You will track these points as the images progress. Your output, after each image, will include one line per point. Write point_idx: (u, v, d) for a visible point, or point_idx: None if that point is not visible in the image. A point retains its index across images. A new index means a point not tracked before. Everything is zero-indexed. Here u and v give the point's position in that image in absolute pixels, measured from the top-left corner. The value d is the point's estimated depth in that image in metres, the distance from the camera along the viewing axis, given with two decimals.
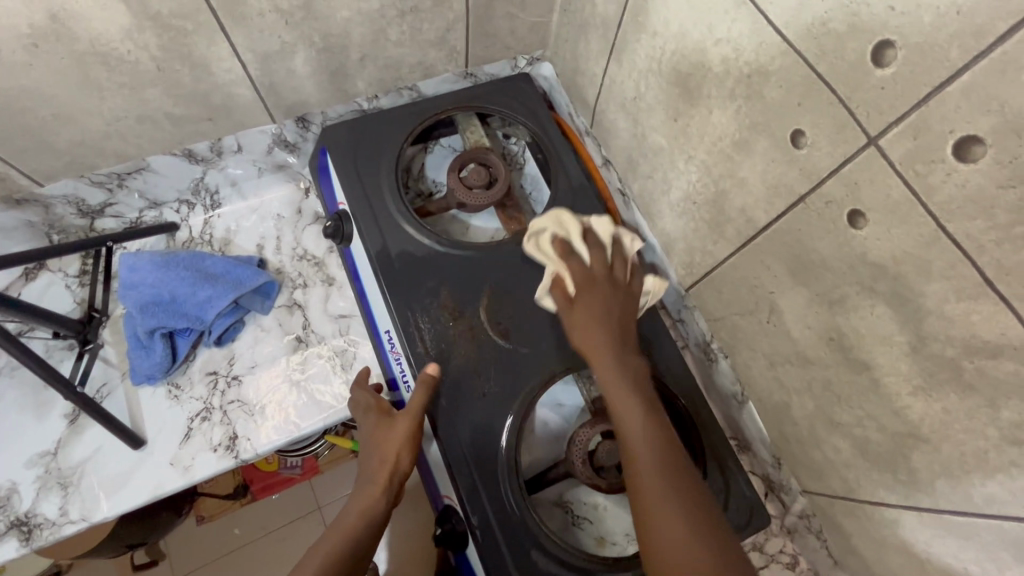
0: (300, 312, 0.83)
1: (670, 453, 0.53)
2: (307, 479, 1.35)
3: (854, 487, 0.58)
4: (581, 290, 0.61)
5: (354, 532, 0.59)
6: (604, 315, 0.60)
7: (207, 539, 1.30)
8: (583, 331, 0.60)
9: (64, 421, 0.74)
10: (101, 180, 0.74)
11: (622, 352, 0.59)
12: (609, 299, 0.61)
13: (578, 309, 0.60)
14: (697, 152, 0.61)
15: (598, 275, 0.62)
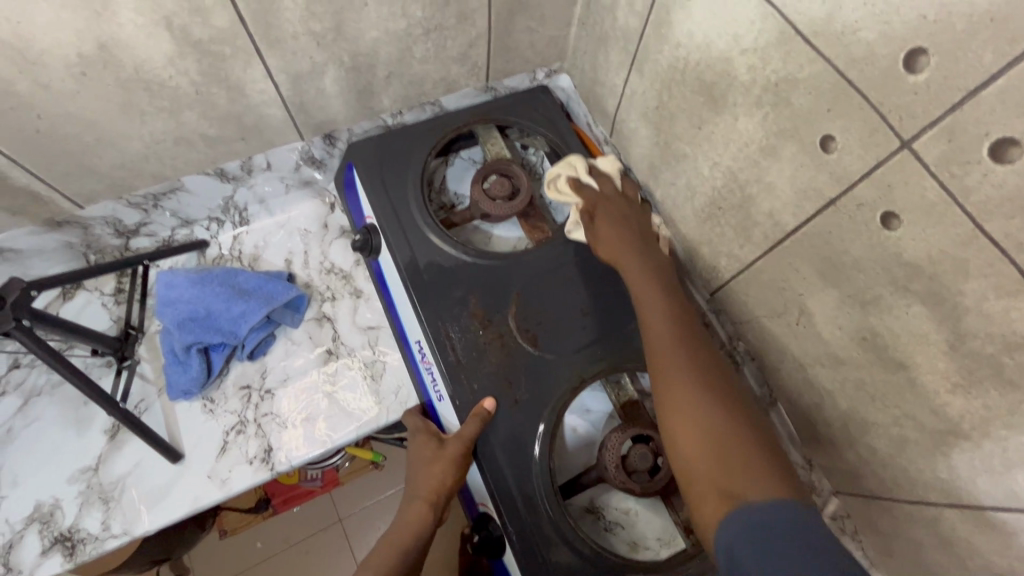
0: (329, 325, 0.85)
1: (678, 308, 0.60)
2: (329, 491, 1.36)
3: (890, 485, 0.59)
4: (598, 206, 0.71)
5: (403, 550, 0.61)
6: (620, 220, 0.69)
7: (229, 553, 1.31)
8: (601, 235, 0.68)
9: (104, 436, 0.75)
10: (137, 201, 0.76)
11: (646, 258, 0.65)
12: (620, 211, 0.71)
13: (598, 220, 0.70)
14: (722, 158, 0.62)
15: (613, 195, 0.73)
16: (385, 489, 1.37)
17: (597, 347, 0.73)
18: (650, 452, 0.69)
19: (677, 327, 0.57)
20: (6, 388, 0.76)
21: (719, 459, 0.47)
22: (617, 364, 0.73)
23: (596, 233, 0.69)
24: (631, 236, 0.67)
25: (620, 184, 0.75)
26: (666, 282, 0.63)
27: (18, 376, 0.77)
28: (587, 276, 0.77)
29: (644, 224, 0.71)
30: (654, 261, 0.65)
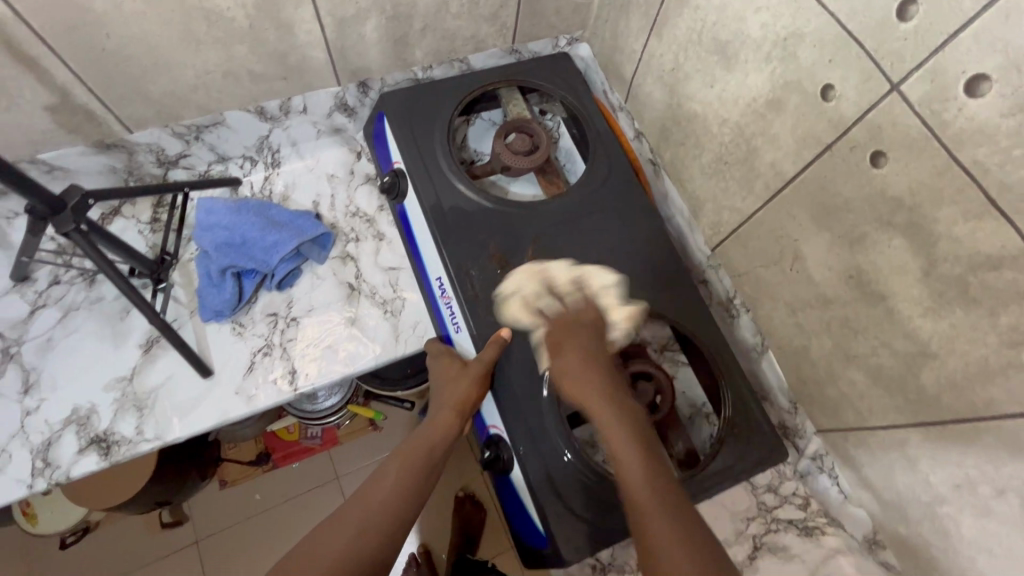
0: (352, 263, 0.90)
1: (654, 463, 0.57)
2: (328, 451, 1.41)
3: (867, 415, 0.65)
4: (563, 335, 0.68)
5: (431, 446, 0.66)
6: (593, 363, 0.65)
7: (229, 502, 1.35)
8: (572, 379, 0.64)
9: (139, 350, 0.80)
10: (181, 131, 0.81)
11: (618, 402, 0.62)
12: (586, 352, 0.66)
13: (569, 351, 0.66)
14: (730, 115, 0.68)
15: (575, 324, 0.69)
16: (382, 450, 1.42)
17: None
18: (651, 388, 0.75)
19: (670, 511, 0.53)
20: (47, 302, 0.82)
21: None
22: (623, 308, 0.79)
23: (561, 366, 0.65)
24: (580, 378, 0.64)
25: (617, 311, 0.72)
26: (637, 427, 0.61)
27: (58, 292, 0.82)
28: (599, 228, 0.83)
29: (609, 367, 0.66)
30: (617, 401, 0.62)
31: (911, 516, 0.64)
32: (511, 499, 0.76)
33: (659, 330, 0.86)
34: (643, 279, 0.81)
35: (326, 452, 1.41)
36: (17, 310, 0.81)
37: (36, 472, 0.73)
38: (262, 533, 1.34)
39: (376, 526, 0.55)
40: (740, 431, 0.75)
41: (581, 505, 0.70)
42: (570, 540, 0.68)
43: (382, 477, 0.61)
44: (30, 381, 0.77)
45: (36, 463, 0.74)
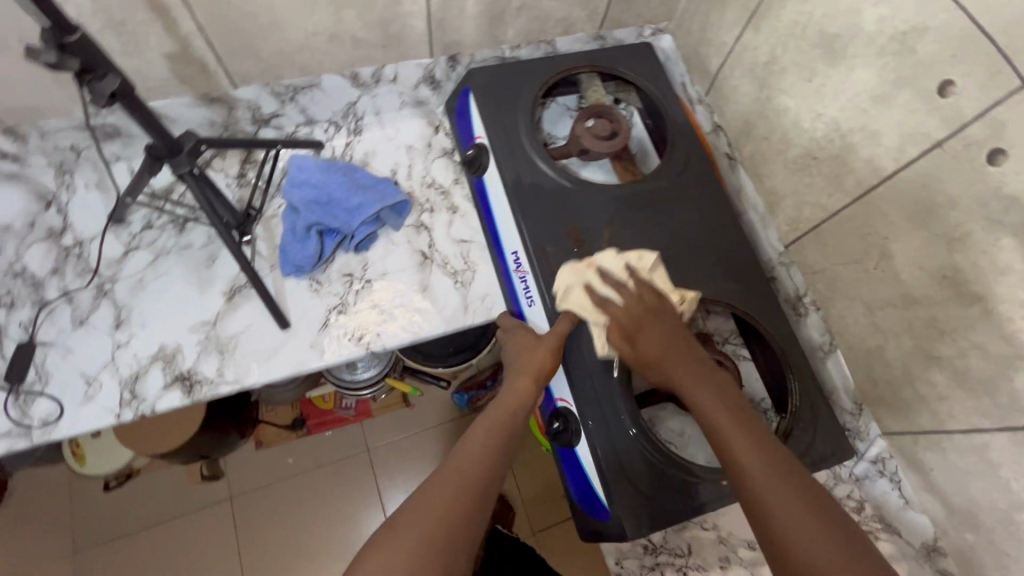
0: (426, 233, 0.92)
1: (753, 429, 0.55)
2: (361, 422, 1.43)
3: (944, 418, 0.65)
4: (631, 321, 0.66)
5: (514, 409, 0.65)
6: (665, 338, 0.64)
7: (263, 463, 1.38)
8: (650, 353, 0.63)
9: (222, 297, 0.84)
10: (280, 91, 0.85)
11: (696, 365, 0.62)
12: (659, 322, 0.65)
13: (636, 333, 0.65)
14: (826, 110, 0.69)
15: (642, 308, 0.67)
16: (413, 427, 1.44)
17: (676, 278, 0.80)
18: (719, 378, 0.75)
19: (780, 472, 0.51)
20: (139, 245, 0.85)
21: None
22: (693, 296, 0.80)
23: (636, 348, 0.64)
24: (658, 346, 0.63)
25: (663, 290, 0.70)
26: (727, 396, 0.59)
27: (149, 236, 0.86)
28: (674, 217, 0.84)
29: (683, 329, 0.66)
30: (694, 361, 0.62)
31: (983, 523, 0.64)
32: (574, 470, 0.78)
33: (723, 323, 0.87)
34: (714, 270, 0.82)
35: (359, 423, 1.43)
36: (112, 249, 0.85)
37: (124, 402, 0.77)
38: (292, 495, 1.37)
39: (468, 487, 0.54)
40: (803, 425, 0.75)
41: (646, 482, 0.71)
42: (633, 514, 0.70)
43: (469, 441, 0.60)
44: (121, 318, 0.81)
45: (124, 393, 0.78)
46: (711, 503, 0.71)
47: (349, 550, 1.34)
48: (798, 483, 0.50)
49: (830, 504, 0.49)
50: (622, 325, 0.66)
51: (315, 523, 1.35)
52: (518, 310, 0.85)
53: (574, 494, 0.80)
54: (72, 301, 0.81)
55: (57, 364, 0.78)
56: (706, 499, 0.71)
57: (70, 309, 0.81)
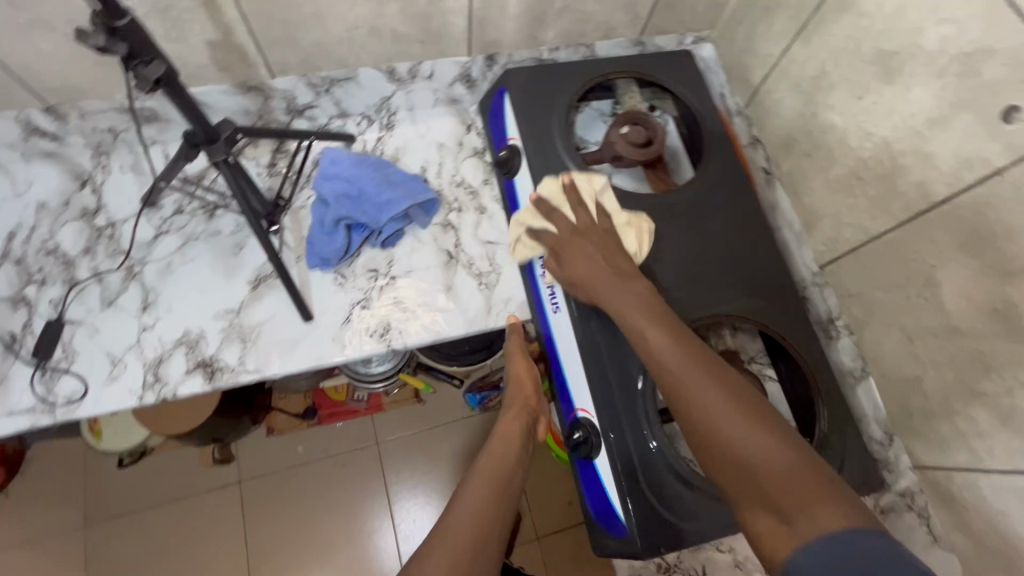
0: (453, 232, 0.91)
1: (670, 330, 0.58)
2: (372, 415, 1.43)
3: (982, 457, 0.62)
4: (565, 248, 0.72)
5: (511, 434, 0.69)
6: (591, 258, 0.69)
7: (273, 450, 1.39)
8: (577, 274, 0.69)
9: (248, 286, 0.84)
10: (316, 82, 0.85)
11: (619, 279, 0.66)
12: (584, 242, 0.71)
13: (569, 257, 0.71)
14: (877, 129, 0.67)
15: (578, 232, 0.73)
16: (422, 424, 1.43)
17: (706, 293, 0.79)
18: None
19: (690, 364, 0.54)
20: (168, 229, 0.86)
21: (769, 512, 0.45)
22: (722, 312, 0.78)
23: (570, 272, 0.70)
24: (586, 270, 0.68)
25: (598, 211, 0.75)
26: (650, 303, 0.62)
27: (180, 221, 0.87)
28: (707, 230, 0.82)
29: (610, 245, 0.71)
30: (621, 276, 0.66)
31: (1017, 568, 0.62)
32: (593, 484, 0.76)
33: (751, 341, 0.85)
34: (745, 287, 0.80)
35: (370, 416, 1.43)
36: (144, 231, 0.85)
37: (147, 385, 0.78)
38: (299, 484, 1.37)
39: (470, 540, 0.53)
40: (831, 452, 0.73)
41: (668, 501, 0.69)
42: (653, 534, 0.68)
43: (461, 495, 0.59)
44: (149, 301, 0.82)
45: (147, 376, 0.78)
46: (732, 527, 0.69)
47: (353, 543, 1.34)
48: (724, 379, 0.53)
49: (753, 393, 0.52)
50: (555, 250, 0.73)
51: (321, 514, 1.35)
52: (543, 317, 0.84)
53: (591, 510, 0.78)
54: (102, 281, 0.82)
55: (84, 343, 0.79)
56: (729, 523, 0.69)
57: (99, 289, 0.82)
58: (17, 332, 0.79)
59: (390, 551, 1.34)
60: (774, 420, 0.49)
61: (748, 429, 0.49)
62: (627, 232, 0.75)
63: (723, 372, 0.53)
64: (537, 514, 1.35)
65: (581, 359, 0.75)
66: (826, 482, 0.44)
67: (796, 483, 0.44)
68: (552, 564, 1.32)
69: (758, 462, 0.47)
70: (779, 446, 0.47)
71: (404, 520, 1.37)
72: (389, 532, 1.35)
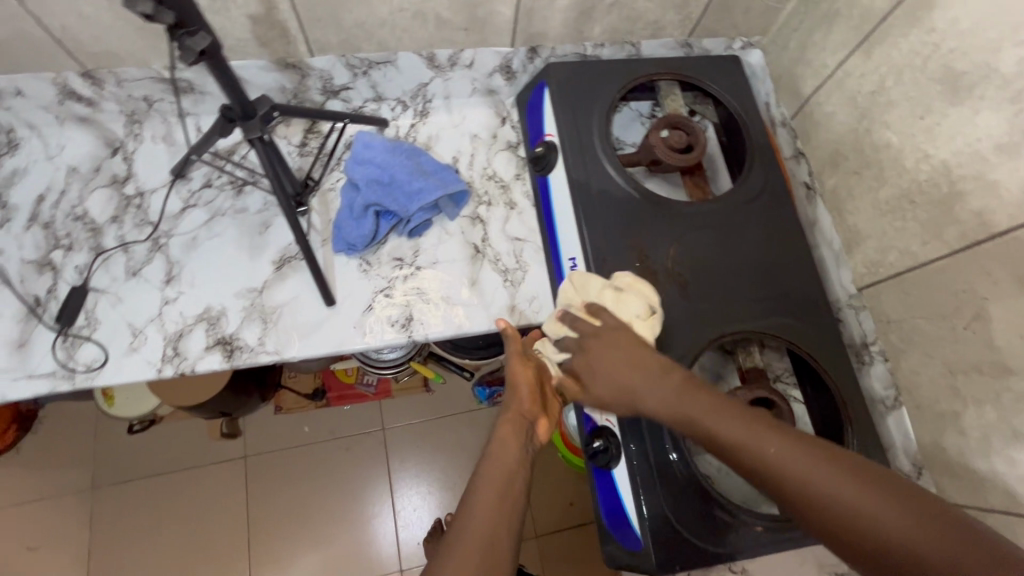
0: (481, 226, 0.90)
1: (718, 406, 0.53)
2: (380, 401, 1.42)
3: (1020, 500, 0.60)
4: (581, 368, 0.61)
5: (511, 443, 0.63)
6: (615, 365, 0.59)
7: (281, 428, 1.39)
8: (610, 394, 0.59)
9: (271, 266, 0.83)
10: (354, 64, 0.83)
11: (646, 370, 0.58)
12: (597, 356, 0.61)
13: (590, 373, 0.60)
14: (936, 152, 0.64)
15: (587, 344, 0.62)
16: (430, 414, 1.43)
17: (738, 307, 0.76)
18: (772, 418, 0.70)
19: (760, 439, 0.49)
20: (196, 203, 0.85)
21: None
22: (754, 328, 0.76)
23: (597, 391, 0.60)
24: (615, 380, 0.59)
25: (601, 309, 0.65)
26: (679, 380, 0.56)
27: (208, 195, 0.86)
28: (744, 242, 0.80)
29: (623, 342, 0.60)
30: (651, 371, 0.58)
31: None
32: (608, 491, 0.75)
33: (778, 359, 0.83)
34: (778, 305, 0.78)
35: (379, 402, 1.43)
36: (172, 204, 0.85)
37: (166, 358, 0.77)
38: (304, 465, 1.37)
39: (479, 555, 0.52)
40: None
41: (686, 517, 0.68)
42: (669, 549, 0.67)
43: (467, 507, 0.57)
44: (173, 274, 0.81)
45: (167, 349, 0.78)
46: (750, 546, 0.68)
47: (353, 527, 1.34)
48: (830, 458, 0.47)
49: (864, 463, 0.46)
50: (576, 373, 0.62)
51: (322, 495, 1.35)
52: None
53: (604, 518, 0.77)
54: (127, 251, 0.82)
55: (106, 312, 0.78)
56: (747, 543, 0.68)
57: (124, 259, 0.81)
58: (42, 296, 0.79)
59: (388, 537, 1.34)
60: (899, 488, 0.44)
61: (880, 508, 0.43)
62: (628, 298, 0.66)
63: (820, 448, 0.47)
64: (538, 512, 1.34)
65: None
66: (920, 517, 0.42)
67: (918, 543, 0.41)
68: (550, 563, 1.31)
69: (914, 552, 0.41)
70: (923, 525, 0.42)
71: (404, 508, 1.36)
72: (389, 518, 1.35)
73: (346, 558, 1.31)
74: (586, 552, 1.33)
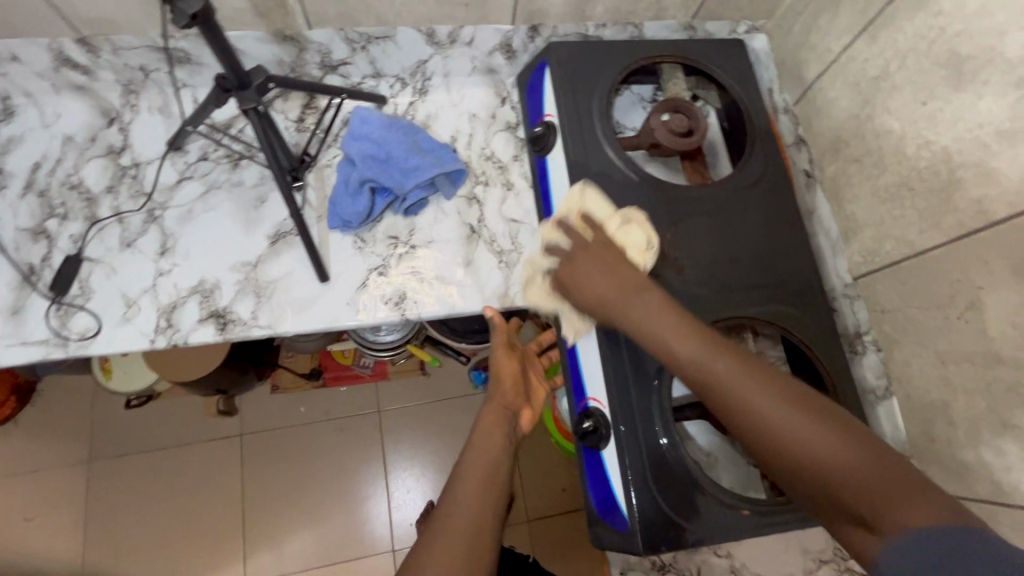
0: (478, 206, 0.89)
1: (706, 342, 0.56)
2: (376, 382, 1.43)
3: (1006, 491, 0.60)
4: (567, 268, 0.70)
5: (494, 432, 0.66)
6: (602, 271, 0.66)
7: (277, 406, 1.40)
8: (589, 293, 0.66)
9: (266, 241, 0.83)
10: (353, 38, 0.82)
11: (639, 297, 0.62)
12: (579, 262, 0.69)
13: (575, 275, 0.68)
14: (938, 138, 0.63)
15: (576, 249, 0.70)
16: (425, 396, 1.43)
17: (732, 293, 0.76)
18: None
19: (739, 376, 0.53)
20: (192, 175, 0.85)
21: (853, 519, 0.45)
22: (748, 314, 0.76)
23: (581, 291, 0.67)
24: (603, 294, 0.65)
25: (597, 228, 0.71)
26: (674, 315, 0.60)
27: (204, 168, 0.85)
28: (741, 228, 0.79)
29: (609, 255, 0.68)
30: (633, 289, 0.63)
31: None
32: (597, 474, 0.75)
33: (773, 347, 0.82)
34: (773, 292, 0.77)
35: (375, 383, 1.43)
36: (168, 176, 0.84)
37: (159, 329, 0.77)
38: (299, 444, 1.38)
39: (464, 541, 0.52)
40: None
41: (674, 502, 0.68)
42: (655, 533, 0.67)
43: (454, 490, 0.57)
44: (167, 246, 0.81)
45: (160, 321, 0.78)
46: (737, 532, 0.68)
47: (346, 506, 1.35)
48: (771, 383, 0.52)
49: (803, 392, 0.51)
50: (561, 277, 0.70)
51: (317, 475, 1.36)
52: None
53: (594, 502, 0.78)
54: (122, 222, 0.82)
55: (100, 282, 0.78)
56: (733, 528, 0.68)
57: (119, 229, 0.81)
58: (36, 264, 0.79)
59: (381, 517, 1.35)
60: (858, 435, 0.47)
61: (824, 438, 0.47)
62: (634, 233, 0.71)
63: (766, 375, 0.53)
64: (530, 497, 1.35)
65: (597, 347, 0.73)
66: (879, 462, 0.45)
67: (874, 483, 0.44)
68: (540, 548, 1.32)
69: (823, 466, 0.47)
70: (877, 466, 0.45)
71: (398, 489, 1.37)
72: (382, 499, 1.36)
73: (339, 536, 1.33)
74: (576, 537, 1.34)
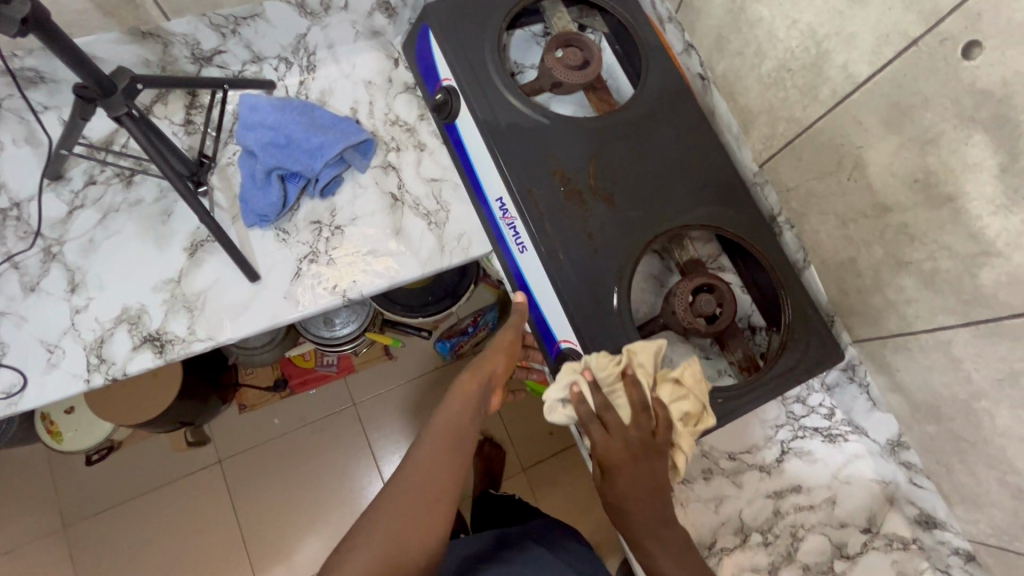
0: (394, 173, 0.88)
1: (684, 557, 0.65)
2: (344, 377, 1.41)
3: (911, 321, 0.68)
4: (612, 460, 0.63)
5: (472, 408, 0.61)
6: (641, 486, 0.64)
7: (248, 425, 1.37)
8: (622, 495, 0.64)
9: (184, 254, 0.79)
10: (218, 22, 0.77)
11: (655, 502, 0.64)
12: (630, 468, 0.63)
13: (617, 469, 0.63)
14: (802, 16, 0.67)
15: (632, 444, 0.63)
16: (395, 379, 1.43)
17: (655, 205, 0.78)
18: (714, 299, 0.74)
19: None
20: (84, 202, 0.80)
21: None
22: (674, 223, 0.78)
23: (615, 484, 0.64)
24: (630, 495, 0.64)
25: (659, 425, 0.63)
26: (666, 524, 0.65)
27: (95, 193, 0.80)
28: (654, 141, 0.81)
29: (661, 478, 0.64)
30: (663, 516, 0.65)
31: (944, 414, 0.68)
32: None
33: (704, 246, 0.87)
34: (691, 196, 0.80)
35: (342, 379, 1.42)
36: (55, 209, 0.79)
37: (92, 367, 0.74)
38: (280, 457, 1.37)
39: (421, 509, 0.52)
40: (797, 336, 0.76)
41: None
42: None
43: (419, 454, 0.56)
44: (76, 281, 0.77)
45: (91, 358, 0.74)
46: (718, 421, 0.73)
47: (342, 501, 1.36)
48: None
49: None
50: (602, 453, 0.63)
51: (305, 480, 1.36)
52: (509, 255, 0.82)
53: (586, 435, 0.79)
54: (18, 266, 0.76)
55: (12, 334, 0.73)
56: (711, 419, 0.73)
57: (17, 276, 0.76)
58: None
59: None
60: None
61: None
62: (683, 401, 0.63)
63: None
64: (518, 446, 1.40)
65: (552, 292, 0.75)
66: None
67: None
68: (540, 486, 1.39)
69: None
70: None
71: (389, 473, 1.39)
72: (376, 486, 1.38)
73: (342, 532, 1.34)
74: (570, 472, 1.40)
